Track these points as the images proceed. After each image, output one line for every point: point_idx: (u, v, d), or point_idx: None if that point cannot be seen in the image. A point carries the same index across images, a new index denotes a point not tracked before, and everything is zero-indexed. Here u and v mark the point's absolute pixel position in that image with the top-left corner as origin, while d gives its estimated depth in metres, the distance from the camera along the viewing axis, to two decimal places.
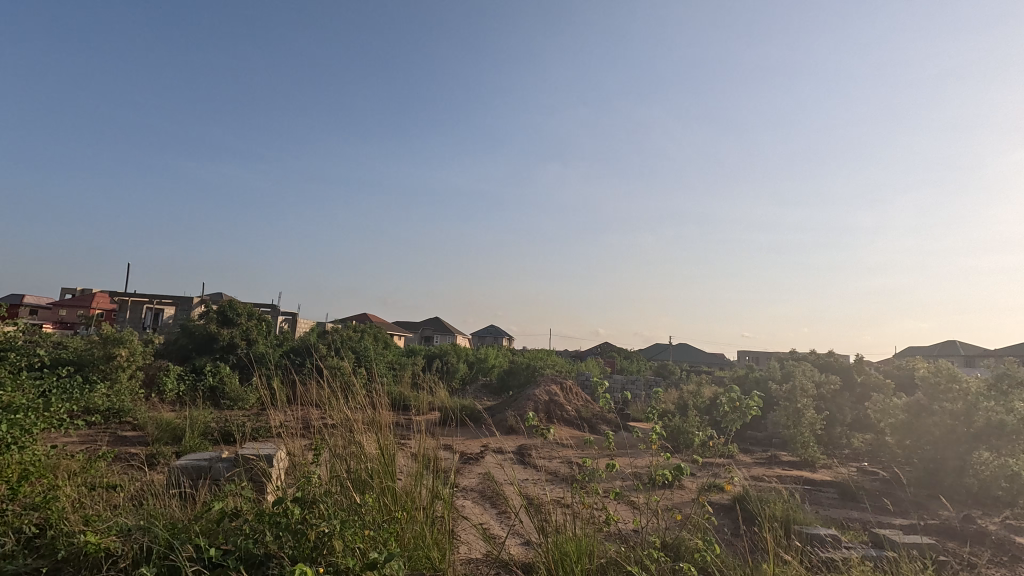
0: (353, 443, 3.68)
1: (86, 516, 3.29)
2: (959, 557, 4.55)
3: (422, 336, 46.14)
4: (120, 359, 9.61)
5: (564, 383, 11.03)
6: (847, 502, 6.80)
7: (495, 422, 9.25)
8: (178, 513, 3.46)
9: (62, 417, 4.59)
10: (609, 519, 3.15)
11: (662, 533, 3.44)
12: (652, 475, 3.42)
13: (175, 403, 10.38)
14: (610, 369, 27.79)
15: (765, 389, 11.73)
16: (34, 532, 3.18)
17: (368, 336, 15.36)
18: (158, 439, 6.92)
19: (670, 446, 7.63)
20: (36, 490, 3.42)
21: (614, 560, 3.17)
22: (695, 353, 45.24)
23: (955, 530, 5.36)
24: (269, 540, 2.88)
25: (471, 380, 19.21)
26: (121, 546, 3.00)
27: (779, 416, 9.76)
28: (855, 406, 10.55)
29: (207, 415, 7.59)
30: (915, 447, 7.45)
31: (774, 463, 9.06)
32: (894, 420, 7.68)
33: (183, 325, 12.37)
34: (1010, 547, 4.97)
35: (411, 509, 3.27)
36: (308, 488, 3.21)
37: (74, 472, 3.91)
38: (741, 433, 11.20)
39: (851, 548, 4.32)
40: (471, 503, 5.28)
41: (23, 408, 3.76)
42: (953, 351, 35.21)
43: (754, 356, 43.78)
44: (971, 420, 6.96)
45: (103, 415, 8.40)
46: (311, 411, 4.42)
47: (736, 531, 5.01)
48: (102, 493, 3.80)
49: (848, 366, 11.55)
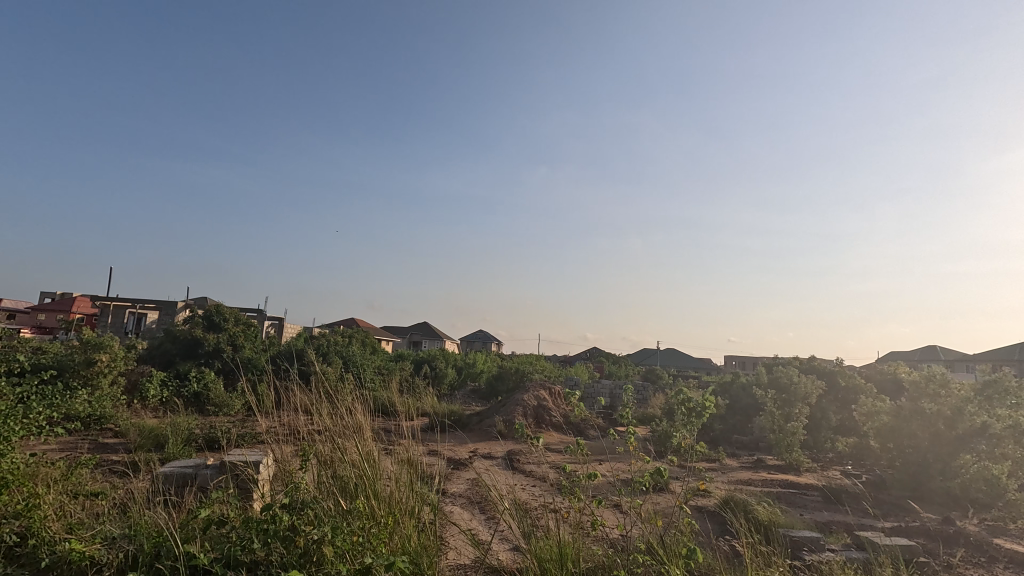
0: (341, 449, 3.66)
1: (69, 525, 3.24)
2: (938, 558, 4.65)
3: (411, 341, 45.94)
4: (101, 364, 9.44)
5: (552, 388, 11.00)
6: (830, 505, 6.89)
7: (483, 428, 9.20)
8: (164, 522, 3.40)
9: (43, 424, 4.50)
10: (594, 523, 3.17)
11: (647, 538, 3.45)
12: (637, 481, 3.45)
13: (159, 408, 10.22)
14: (600, 375, 27.90)
15: (750, 394, 11.81)
16: (15, 541, 3.12)
17: (356, 342, 15.28)
18: (142, 446, 6.83)
19: (658, 450, 7.64)
20: (18, 498, 3.34)
21: (602, 564, 3.17)
22: (684, 358, 45.46)
23: (935, 531, 5.44)
24: (257, 548, 2.85)
25: (459, 386, 19.14)
26: (106, 554, 2.95)
27: (765, 420, 9.86)
28: (838, 411, 10.71)
29: (191, 421, 7.47)
30: (897, 449, 7.59)
31: (759, 466, 9.17)
32: (879, 424, 7.79)
33: (166, 331, 12.19)
34: (988, 548, 5.09)
35: (398, 514, 3.26)
36: (295, 495, 3.19)
37: (56, 478, 3.82)
38: (728, 438, 11.30)
39: (833, 550, 4.39)
40: (459, 508, 5.24)
41: (2, 415, 3.68)
42: (933, 355, 36.05)
43: (742, 363, 44.15)
44: (956, 425, 7.06)
45: (85, 421, 8.27)
46: (297, 417, 4.37)
47: (720, 536, 5.04)
48: (86, 501, 3.74)
49: (832, 371, 11.69)
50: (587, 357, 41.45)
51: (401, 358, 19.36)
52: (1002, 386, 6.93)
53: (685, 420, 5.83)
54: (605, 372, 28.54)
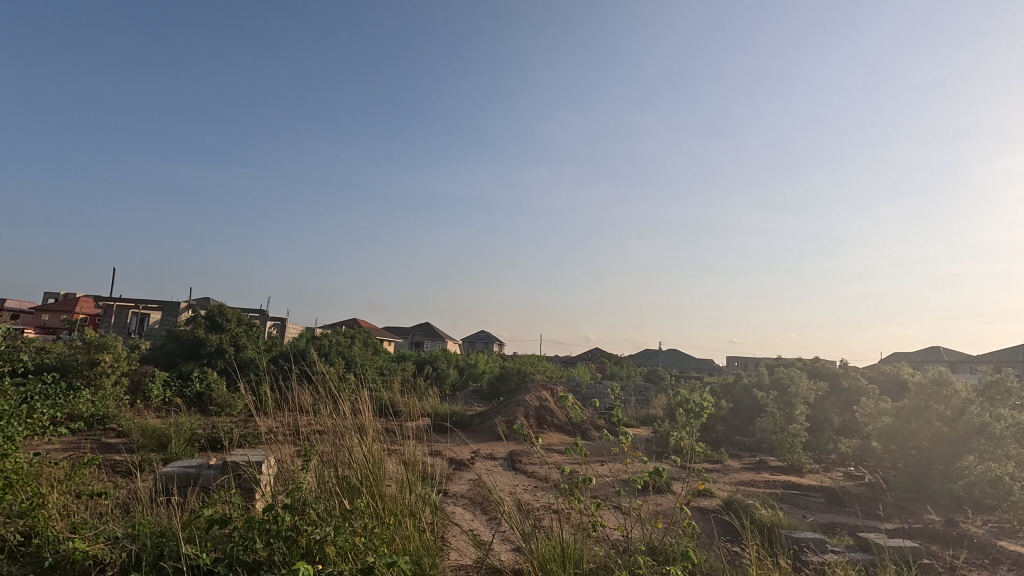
0: (343, 449, 3.68)
1: (73, 524, 3.25)
2: (941, 560, 4.64)
3: (413, 342, 45.98)
4: (105, 365, 9.47)
5: (554, 389, 11.00)
6: (833, 506, 6.88)
7: (485, 428, 9.19)
8: (166, 521, 3.42)
9: (46, 424, 4.52)
10: (595, 524, 3.17)
11: (649, 540, 3.45)
12: (638, 481, 3.45)
13: (162, 408, 10.25)
14: (602, 376, 27.90)
15: (752, 395, 11.78)
16: (19, 541, 3.14)
17: (358, 342, 15.30)
18: (144, 446, 6.85)
19: (659, 451, 7.63)
20: (21, 498, 3.35)
21: (603, 565, 3.17)
22: (686, 359, 45.37)
23: (938, 533, 5.42)
24: (259, 547, 2.86)
25: (460, 387, 19.14)
26: (109, 553, 2.96)
27: (767, 422, 9.85)
28: (841, 412, 10.69)
29: (193, 421, 7.49)
30: (900, 451, 7.57)
31: (761, 467, 9.15)
32: (881, 426, 7.78)
33: (168, 331, 12.22)
34: (992, 550, 5.07)
35: (399, 514, 3.27)
36: (297, 494, 3.20)
37: (60, 478, 3.84)
38: (729, 439, 11.28)
39: (835, 552, 4.38)
40: (461, 509, 5.24)
41: (6, 414, 3.70)
42: (936, 355, 35.93)
43: (743, 364, 44.11)
44: (958, 426, 7.07)
45: (88, 421, 8.30)
46: (299, 417, 4.39)
47: (722, 537, 5.03)
48: (89, 501, 3.75)
49: (835, 372, 11.66)
50: (589, 357, 41.43)
51: (403, 359, 19.37)
52: (1001, 387, 6.92)
53: (685, 422, 5.85)
54: (607, 373, 28.51)
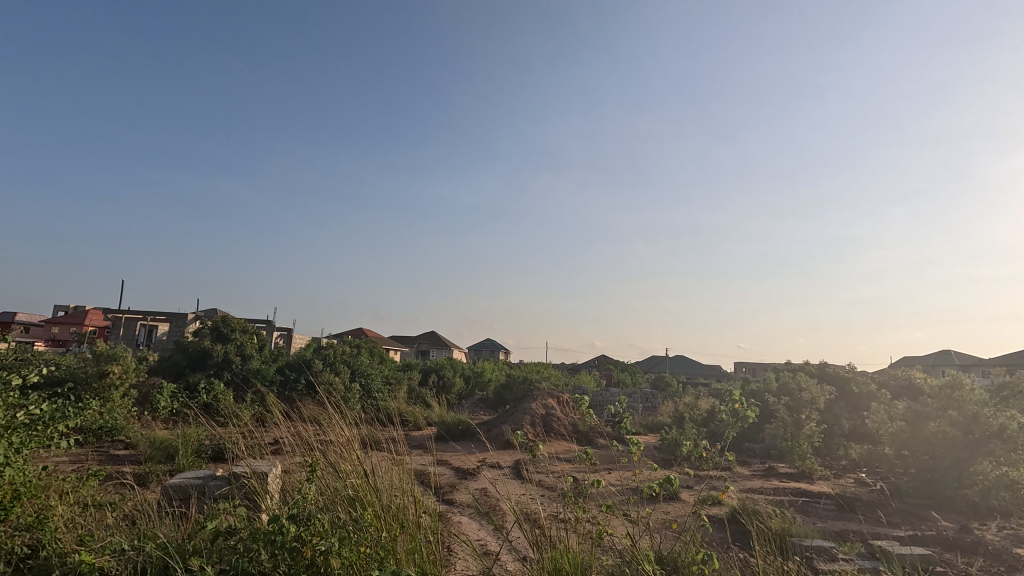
0: (345, 460, 3.67)
1: (82, 538, 3.28)
2: (952, 566, 4.58)
3: (419, 351, 46.09)
4: (113, 376, 9.56)
5: (562, 396, 10.97)
6: (843, 513, 6.78)
7: (492, 436, 9.14)
8: (172, 533, 3.44)
9: (53, 435, 4.53)
10: (602, 531, 3.12)
11: (657, 548, 3.37)
12: (645, 488, 3.35)
13: (168, 421, 10.27)
14: (608, 383, 27.88)
15: (761, 400, 11.63)
16: (26, 553, 3.15)
17: (364, 352, 15.39)
18: (151, 458, 6.88)
19: (667, 460, 7.56)
20: (29, 510, 3.35)
21: (613, 572, 3.13)
22: (693, 364, 45.22)
23: (951, 540, 5.31)
24: (264, 558, 2.84)
25: (466, 396, 19.23)
26: (115, 565, 2.97)
27: (776, 428, 9.75)
28: (852, 416, 10.53)
29: (200, 431, 7.50)
30: (912, 455, 7.47)
31: (771, 474, 9.05)
32: (893, 431, 7.68)
33: (176, 342, 12.24)
34: (1007, 557, 4.97)
35: (401, 524, 3.22)
36: (302, 504, 3.18)
37: (68, 490, 3.86)
38: (738, 445, 11.19)
39: (845, 559, 4.30)
40: (467, 518, 5.19)
41: (16, 425, 3.72)
42: (948, 360, 35.51)
43: (751, 369, 43.98)
44: (972, 430, 6.94)
45: (96, 433, 8.36)
46: (306, 428, 4.38)
47: (731, 544, 4.98)
48: (97, 513, 3.77)
49: (843, 376, 11.57)
50: (595, 365, 41.35)
51: (409, 367, 19.36)
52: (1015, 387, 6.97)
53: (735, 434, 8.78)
54: (614, 380, 28.48)
